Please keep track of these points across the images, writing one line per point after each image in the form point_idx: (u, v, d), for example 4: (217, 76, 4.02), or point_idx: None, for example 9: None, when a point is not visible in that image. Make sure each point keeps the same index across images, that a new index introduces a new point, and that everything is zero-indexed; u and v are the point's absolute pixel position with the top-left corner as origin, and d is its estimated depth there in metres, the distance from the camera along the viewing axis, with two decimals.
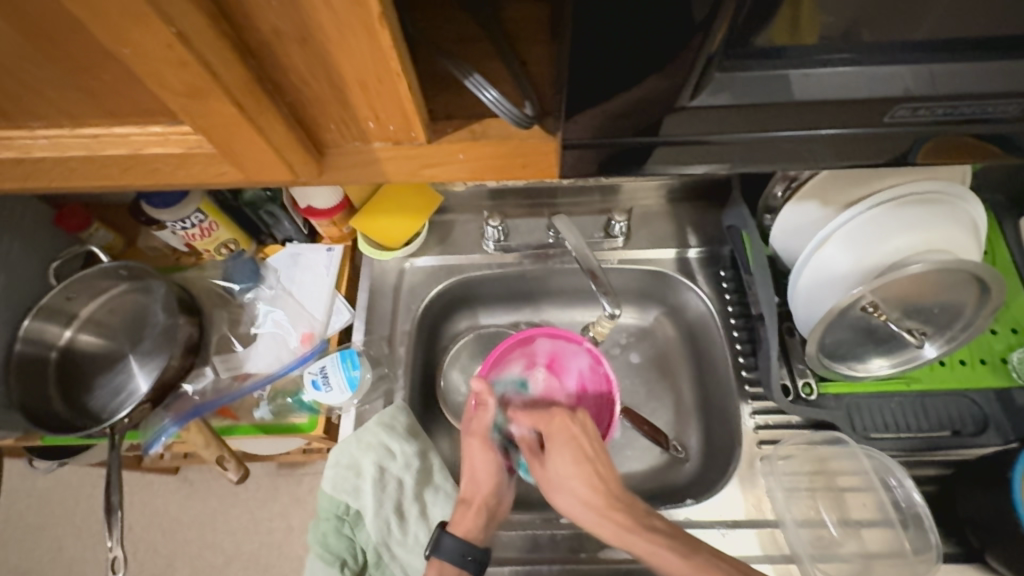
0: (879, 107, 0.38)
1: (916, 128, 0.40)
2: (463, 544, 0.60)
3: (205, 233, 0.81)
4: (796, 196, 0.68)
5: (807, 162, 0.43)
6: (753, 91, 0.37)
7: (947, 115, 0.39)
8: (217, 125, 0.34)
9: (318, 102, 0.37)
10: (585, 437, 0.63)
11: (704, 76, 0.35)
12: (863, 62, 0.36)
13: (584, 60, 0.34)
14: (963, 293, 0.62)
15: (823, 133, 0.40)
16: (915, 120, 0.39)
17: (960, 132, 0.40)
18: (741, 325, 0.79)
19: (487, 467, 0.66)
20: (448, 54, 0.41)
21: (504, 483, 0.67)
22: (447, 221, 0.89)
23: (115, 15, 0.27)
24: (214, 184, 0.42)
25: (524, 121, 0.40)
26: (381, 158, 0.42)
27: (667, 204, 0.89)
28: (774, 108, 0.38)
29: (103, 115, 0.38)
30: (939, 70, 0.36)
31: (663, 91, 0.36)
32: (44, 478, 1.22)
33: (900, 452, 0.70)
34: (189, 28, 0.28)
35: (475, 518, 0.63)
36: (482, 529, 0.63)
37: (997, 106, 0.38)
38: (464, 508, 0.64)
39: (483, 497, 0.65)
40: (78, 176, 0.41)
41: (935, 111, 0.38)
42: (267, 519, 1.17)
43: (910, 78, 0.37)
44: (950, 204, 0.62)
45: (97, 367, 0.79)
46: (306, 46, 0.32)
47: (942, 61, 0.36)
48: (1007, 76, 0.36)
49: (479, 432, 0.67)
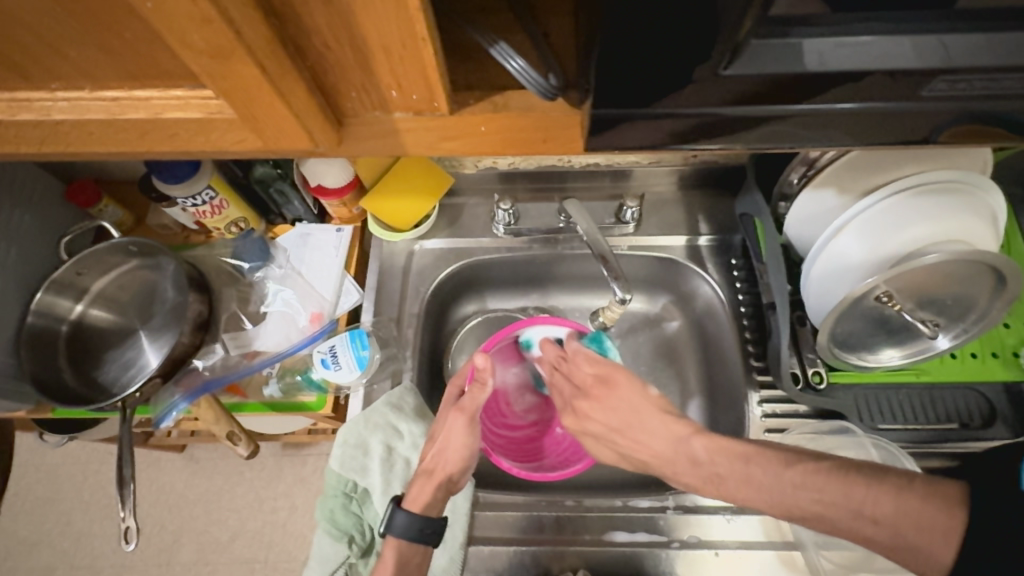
0: (915, 81, 0.37)
1: (950, 103, 0.39)
2: (419, 522, 0.61)
3: (216, 211, 0.81)
4: (812, 183, 0.67)
5: (823, 142, 0.43)
6: (789, 61, 0.36)
7: (981, 92, 0.38)
8: (238, 87, 0.34)
9: (339, 67, 0.36)
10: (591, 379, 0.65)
11: (736, 47, 0.34)
12: (909, 32, 0.35)
13: (616, 24, 0.33)
14: (978, 284, 0.62)
15: (841, 108, 0.40)
16: (948, 96, 0.38)
17: (989, 112, 0.40)
18: (750, 313, 0.79)
19: (458, 446, 0.64)
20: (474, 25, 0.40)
21: (471, 461, 0.65)
22: (457, 204, 0.88)
23: None
24: (232, 151, 0.41)
25: (549, 92, 0.39)
26: (401, 129, 0.41)
27: (679, 191, 0.88)
28: (813, 78, 0.37)
29: (123, 77, 0.37)
30: (973, 41, 0.35)
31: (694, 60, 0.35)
32: (53, 453, 1.24)
33: (906, 442, 0.70)
34: None
35: (430, 492, 0.63)
36: (438, 502, 0.64)
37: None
38: (423, 480, 0.64)
39: (446, 472, 0.64)
40: (95, 140, 0.40)
41: (975, 84, 0.37)
42: (272, 498, 1.19)
43: (951, 48, 0.36)
44: (970, 193, 0.61)
45: (108, 340, 0.80)
46: (330, 7, 0.31)
47: (980, 29, 0.35)
48: None
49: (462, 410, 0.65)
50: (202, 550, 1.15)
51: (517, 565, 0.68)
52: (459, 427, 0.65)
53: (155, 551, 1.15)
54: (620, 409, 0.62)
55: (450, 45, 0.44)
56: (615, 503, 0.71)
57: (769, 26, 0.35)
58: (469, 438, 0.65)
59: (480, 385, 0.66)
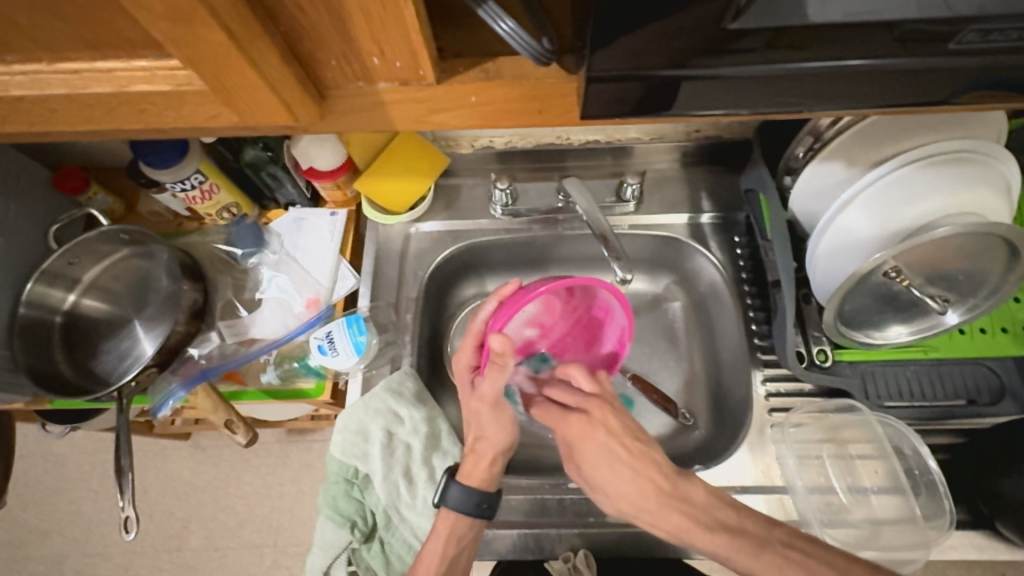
0: (938, 33, 0.35)
1: (978, 60, 0.37)
2: (475, 494, 0.63)
3: (206, 196, 0.79)
4: (819, 156, 0.64)
5: (836, 102, 0.41)
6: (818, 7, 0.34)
7: (1007, 45, 0.36)
8: (206, 56, 0.32)
9: (315, 34, 0.34)
10: (613, 439, 0.59)
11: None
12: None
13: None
14: (990, 259, 0.60)
15: (848, 66, 0.37)
16: (964, 50, 0.36)
17: (1012, 68, 0.37)
18: (754, 292, 0.78)
19: (498, 427, 0.67)
20: None
21: (516, 438, 0.68)
22: (454, 185, 0.86)
23: None
24: (206, 126, 0.39)
25: (543, 57, 0.35)
26: (386, 101, 0.40)
27: (681, 167, 0.86)
28: (836, 31, 0.35)
29: (83, 48, 0.35)
30: None
31: (691, 13, 0.33)
32: (60, 444, 1.24)
33: (913, 420, 0.69)
34: None
35: (488, 469, 0.66)
36: (492, 476, 0.66)
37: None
38: (474, 460, 0.66)
39: (496, 450, 0.66)
40: (62, 118, 0.39)
41: (1009, 34, 0.35)
42: (278, 484, 1.19)
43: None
44: (983, 163, 0.59)
45: (102, 330, 0.79)
46: None
47: None
48: None
49: (489, 397, 0.64)
50: (211, 536, 1.16)
51: (520, 547, 0.69)
52: (488, 412, 0.66)
53: (164, 538, 1.16)
54: (596, 438, 0.60)
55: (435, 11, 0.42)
56: None
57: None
58: (501, 418, 0.67)
59: (499, 368, 0.61)
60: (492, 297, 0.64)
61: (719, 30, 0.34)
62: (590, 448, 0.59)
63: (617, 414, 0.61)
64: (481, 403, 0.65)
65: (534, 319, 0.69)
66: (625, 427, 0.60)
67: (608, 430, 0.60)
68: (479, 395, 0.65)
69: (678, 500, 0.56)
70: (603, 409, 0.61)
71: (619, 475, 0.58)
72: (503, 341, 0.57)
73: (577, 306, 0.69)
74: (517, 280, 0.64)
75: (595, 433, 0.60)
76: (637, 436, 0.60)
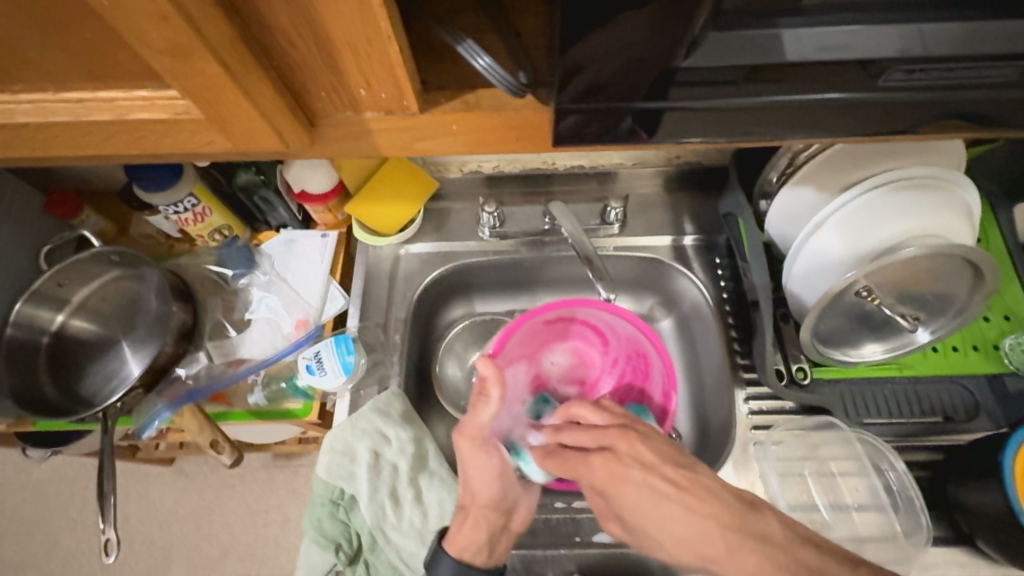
0: (881, 69, 0.38)
1: (923, 93, 0.40)
2: (458, 565, 0.60)
3: (198, 218, 0.80)
4: (791, 180, 0.67)
5: (799, 134, 0.43)
6: (771, 49, 0.37)
7: (935, 80, 0.39)
8: (203, 88, 0.34)
9: (305, 68, 0.36)
10: (648, 473, 0.55)
11: (692, 39, 0.36)
12: (892, 19, 0.37)
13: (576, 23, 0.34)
14: (957, 279, 0.63)
15: (799, 101, 0.40)
16: (901, 86, 0.40)
17: (961, 103, 0.40)
18: (735, 311, 0.80)
19: (483, 479, 0.64)
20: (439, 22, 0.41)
21: (505, 493, 0.65)
22: (443, 208, 0.88)
23: None
24: (201, 152, 0.41)
25: (518, 89, 0.40)
26: (372, 129, 0.42)
27: (664, 192, 0.89)
28: (789, 67, 0.38)
29: (86, 78, 0.37)
30: (931, 27, 0.37)
31: (649, 53, 0.36)
32: (39, 471, 1.22)
33: (892, 437, 0.70)
34: None
35: (471, 535, 0.62)
36: (479, 544, 0.62)
37: (998, 70, 0.38)
38: (461, 520, 0.63)
39: (480, 506, 0.63)
40: (63, 144, 0.40)
41: (930, 74, 0.39)
42: (263, 512, 1.17)
43: (908, 38, 0.37)
44: (945, 189, 0.62)
45: (90, 352, 0.79)
46: (289, 4, 0.31)
47: (933, 17, 0.37)
48: (985, 41, 0.37)
49: (471, 430, 0.62)
50: (191, 567, 1.13)
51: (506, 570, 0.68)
52: (467, 450, 0.63)
53: (143, 569, 1.13)
54: (630, 475, 0.55)
55: (417, 47, 0.44)
56: None
57: (746, 16, 0.36)
58: (484, 463, 0.64)
59: (485, 398, 0.62)
60: (501, 329, 0.76)
61: (672, 69, 0.37)
62: (625, 488, 0.55)
63: (647, 445, 0.57)
64: (463, 447, 0.64)
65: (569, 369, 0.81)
66: (661, 456, 0.56)
67: (640, 464, 0.56)
68: (461, 432, 0.63)
69: (754, 538, 0.49)
70: (626, 441, 0.58)
71: (665, 514, 0.53)
72: (487, 363, 0.61)
73: (613, 356, 0.80)
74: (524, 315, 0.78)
75: (628, 472, 0.55)
76: (676, 460, 0.56)
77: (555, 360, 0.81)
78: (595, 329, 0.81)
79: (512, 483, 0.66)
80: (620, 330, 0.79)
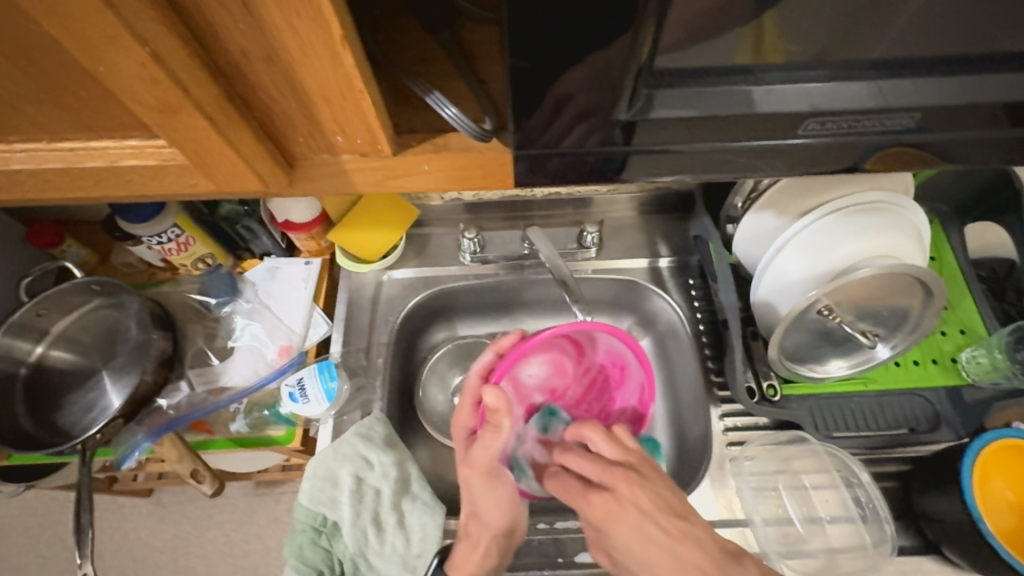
0: (822, 117, 0.42)
1: (859, 136, 0.44)
2: None
3: (181, 248, 0.82)
4: (754, 206, 0.71)
5: (749, 170, 0.47)
6: (713, 103, 0.40)
7: (842, 133, 0.43)
8: (189, 139, 0.36)
9: (286, 117, 0.39)
10: (647, 519, 0.57)
11: (634, 91, 0.38)
12: (826, 78, 0.40)
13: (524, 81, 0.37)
14: (910, 297, 0.67)
15: (746, 144, 0.44)
16: (821, 135, 0.43)
17: (891, 142, 0.44)
18: (708, 329, 0.83)
19: (494, 508, 0.68)
20: (406, 72, 0.44)
21: (516, 519, 0.69)
22: (424, 234, 0.91)
23: (98, 42, 0.29)
24: (187, 194, 0.43)
25: (483, 136, 0.43)
26: (348, 169, 0.44)
27: (638, 216, 0.92)
28: (730, 119, 0.41)
29: (79, 129, 0.39)
30: (889, 84, 0.40)
31: (603, 104, 0.39)
32: (10, 506, 1.18)
33: (862, 450, 0.72)
34: (162, 48, 0.30)
35: (479, 563, 0.65)
36: (483, 570, 0.65)
37: (898, 119, 0.42)
38: (467, 549, 0.66)
39: (490, 538, 0.66)
40: (52, 187, 0.42)
41: (838, 125, 0.42)
42: (243, 541, 1.15)
43: (846, 94, 0.41)
44: (894, 213, 0.66)
45: (68, 383, 0.78)
46: (271, 65, 0.34)
47: (891, 76, 0.40)
48: (911, 92, 0.40)
49: (481, 465, 0.67)
50: None
51: None
52: (481, 487, 0.68)
53: None
54: (628, 517, 0.57)
55: (389, 90, 0.47)
56: None
57: (692, 76, 0.39)
58: (494, 495, 0.68)
59: (494, 430, 0.65)
60: (489, 348, 0.67)
61: (616, 123, 0.41)
62: (621, 528, 0.58)
63: (649, 492, 0.59)
64: (473, 473, 0.68)
65: (545, 381, 0.72)
66: (657, 503, 0.58)
67: (637, 506, 0.58)
68: (471, 464, 0.68)
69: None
70: (631, 489, 0.59)
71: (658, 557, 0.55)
72: (497, 395, 0.61)
73: (588, 366, 0.74)
74: (518, 331, 0.67)
75: (626, 514, 0.58)
76: (674, 510, 0.57)
77: (531, 372, 0.71)
78: (577, 337, 0.71)
79: (523, 511, 0.70)
80: (605, 341, 0.72)
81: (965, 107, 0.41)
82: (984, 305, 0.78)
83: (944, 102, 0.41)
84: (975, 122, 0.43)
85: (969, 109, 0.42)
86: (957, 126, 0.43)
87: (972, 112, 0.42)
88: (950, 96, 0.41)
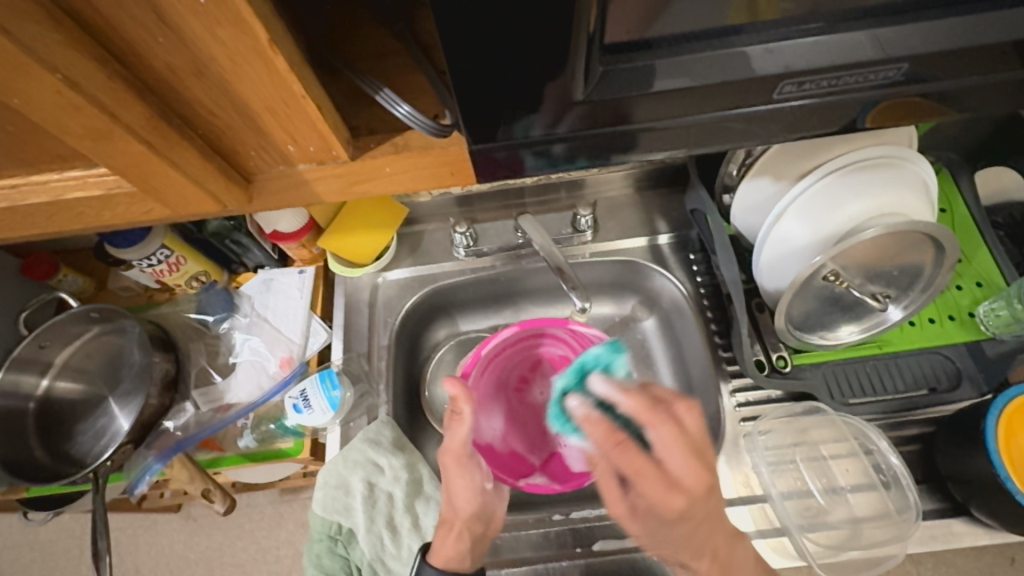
0: (811, 79, 0.39)
1: (856, 95, 0.41)
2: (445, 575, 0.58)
3: (173, 268, 0.80)
4: (749, 173, 0.68)
5: (754, 139, 0.44)
6: (690, 74, 0.38)
7: (838, 88, 0.40)
8: (127, 164, 0.35)
9: (231, 131, 0.38)
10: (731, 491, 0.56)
11: (587, 70, 0.36)
12: (814, 35, 0.37)
13: (483, 71, 0.35)
14: (919, 254, 0.64)
15: (736, 114, 0.41)
16: (811, 95, 0.41)
17: (904, 93, 0.41)
18: (713, 305, 0.80)
19: (465, 494, 0.62)
20: (355, 71, 0.41)
21: (489, 504, 0.64)
22: (416, 232, 0.89)
23: (4, 73, 0.28)
24: (143, 221, 0.42)
25: (439, 131, 0.41)
26: (308, 179, 0.42)
27: (634, 193, 0.90)
28: (710, 91, 0.39)
29: (18, 165, 0.38)
30: (885, 33, 0.37)
31: (563, 85, 0.37)
32: (47, 530, 1.21)
33: (878, 415, 0.71)
34: (75, 74, 0.29)
35: (456, 545, 0.60)
36: (464, 551, 0.61)
37: (886, 72, 0.39)
38: (444, 531, 0.62)
39: (463, 519, 0.62)
40: (7, 228, 0.41)
41: (819, 84, 0.39)
42: (274, 547, 1.17)
43: (836, 49, 0.38)
44: (897, 166, 0.63)
45: (78, 412, 0.79)
46: (202, 79, 0.33)
47: (884, 24, 0.37)
48: (904, 42, 0.38)
49: (454, 451, 0.60)
50: None
51: None
52: (455, 471, 0.62)
53: None
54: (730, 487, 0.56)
55: (343, 92, 0.44)
56: (602, 511, 0.72)
57: (661, 48, 0.37)
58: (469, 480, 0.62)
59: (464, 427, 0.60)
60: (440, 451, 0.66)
61: (585, 101, 0.38)
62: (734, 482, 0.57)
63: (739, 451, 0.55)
64: (450, 458, 0.62)
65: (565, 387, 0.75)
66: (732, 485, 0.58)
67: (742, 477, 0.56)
68: (446, 451, 0.62)
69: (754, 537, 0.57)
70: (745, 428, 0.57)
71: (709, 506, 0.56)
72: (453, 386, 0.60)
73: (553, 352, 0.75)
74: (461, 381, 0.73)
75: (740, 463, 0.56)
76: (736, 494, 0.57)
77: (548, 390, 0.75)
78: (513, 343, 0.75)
79: (495, 496, 0.66)
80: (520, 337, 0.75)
81: (964, 53, 0.38)
82: (1000, 254, 0.74)
83: (942, 49, 0.38)
84: (977, 67, 0.40)
85: (970, 52, 0.38)
86: (957, 70, 0.40)
87: (973, 54, 0.38)
88: (948, 41, 0.38)
